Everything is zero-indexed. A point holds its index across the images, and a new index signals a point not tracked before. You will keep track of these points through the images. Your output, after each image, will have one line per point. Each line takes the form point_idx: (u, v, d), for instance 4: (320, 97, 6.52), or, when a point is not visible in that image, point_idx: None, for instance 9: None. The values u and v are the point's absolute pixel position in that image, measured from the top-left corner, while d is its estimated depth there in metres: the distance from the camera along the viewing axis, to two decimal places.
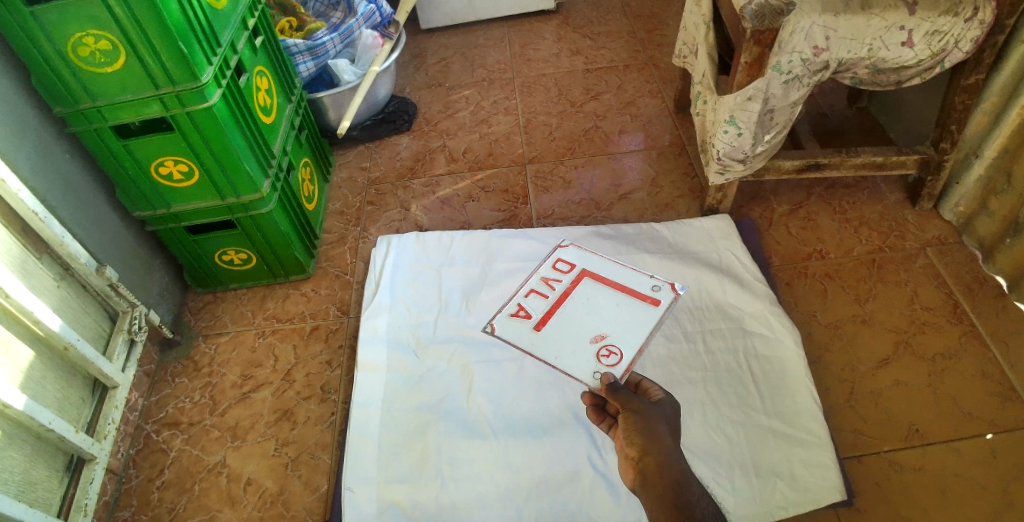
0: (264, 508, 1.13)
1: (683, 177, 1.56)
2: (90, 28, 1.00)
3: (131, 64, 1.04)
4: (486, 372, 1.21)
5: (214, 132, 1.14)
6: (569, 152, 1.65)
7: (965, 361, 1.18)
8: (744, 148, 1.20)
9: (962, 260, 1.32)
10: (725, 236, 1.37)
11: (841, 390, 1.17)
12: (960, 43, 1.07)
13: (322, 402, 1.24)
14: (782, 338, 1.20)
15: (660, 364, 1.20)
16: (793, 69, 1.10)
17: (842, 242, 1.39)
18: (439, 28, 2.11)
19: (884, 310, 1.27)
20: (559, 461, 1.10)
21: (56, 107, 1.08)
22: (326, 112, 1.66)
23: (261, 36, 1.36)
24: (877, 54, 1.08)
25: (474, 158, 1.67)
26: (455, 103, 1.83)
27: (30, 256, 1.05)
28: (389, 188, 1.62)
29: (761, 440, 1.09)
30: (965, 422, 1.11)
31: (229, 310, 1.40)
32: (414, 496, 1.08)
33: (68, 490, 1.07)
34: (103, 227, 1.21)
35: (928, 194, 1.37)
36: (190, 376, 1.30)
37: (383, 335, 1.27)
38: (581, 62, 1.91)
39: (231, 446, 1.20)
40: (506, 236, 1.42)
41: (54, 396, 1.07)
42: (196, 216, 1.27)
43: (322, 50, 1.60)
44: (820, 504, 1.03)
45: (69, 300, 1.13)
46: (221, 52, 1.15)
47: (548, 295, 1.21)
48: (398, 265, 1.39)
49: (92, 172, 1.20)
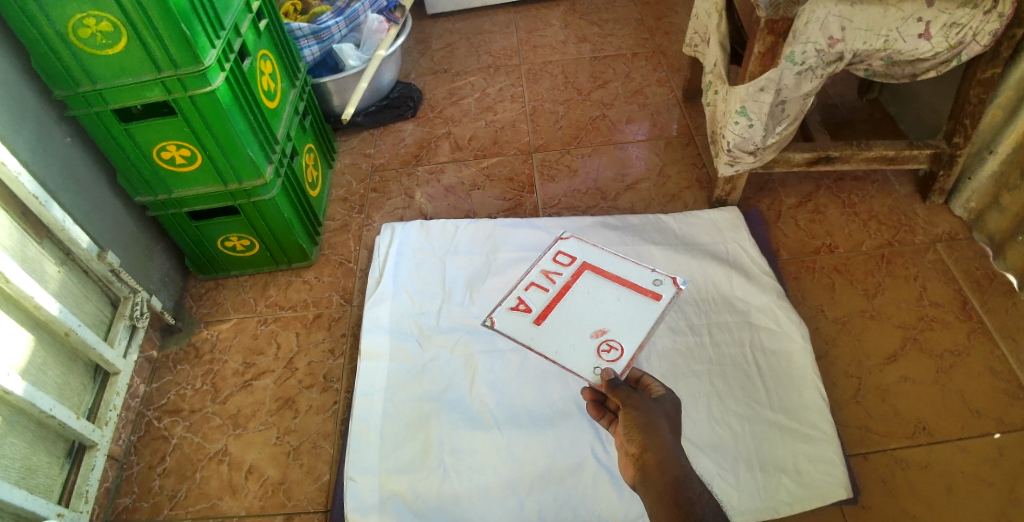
0: (264, 497, 1.12)
1: (690, 167, 1.54)
2: (90, 9, 0.98)
3: (132, 47, 1.02)
4: (489, 363, 1.20)
5: (215, 117, 1.12)
6: (575, 141, 1.63)
7: (974, 359, 1.17)
8: (755, 140, 1.18)
9: (973, 256, 1.30)
10: (733, 228, 1.35)
11: (848, 385, 1.16)
12: (978, 36, 1.05)
13: (324, 391, 1.23)
14: (790, 332, 1.19)
15: (665, 357, 1.18)
16: (807, 60, 1.07)
17: (851, 236, 1.37)
18: (444, 13, 2.08)
19: (891, 305, 1.26)
20: (562, 453, 1.09)
21: (56, 90, 1.06)
22: (330, 97, 1.64)
23: (264, 19, 1.34)
24: (893, 46, 1.06)
25: (479, 146, 1.65)
26: (459, 89, 1.81)
27: (29, 240, 1.04)
28: (393, 174, 1.60)
29: (766, 435, 1.09)
30: (974, 420, 1.11)
31: (230, 297, 1.38)
32: (416, 488, 1.07)
33: (68, 477, 1.06)
34: (103, 212, 1.19)
35: (939, 188, 1.36)
36: (191, 362, 1.29)
37: (387, 324, 1.26)
38: (588, 49, 1.89)
39: (231, 434, 1.19)
40: (511, 225, 1.40)
41: (54, 382, 1.06)
42: (197, 201, 1.25)
43: (327, 34, 1.58)
44: (825, 501, 1.02)
45: (70, 285, 1.11)
46: (224, 35, 1.13)
47: (548, 288, 1.26)
48: (401, 253, 1.37)
49: (93, 157, 1.19)
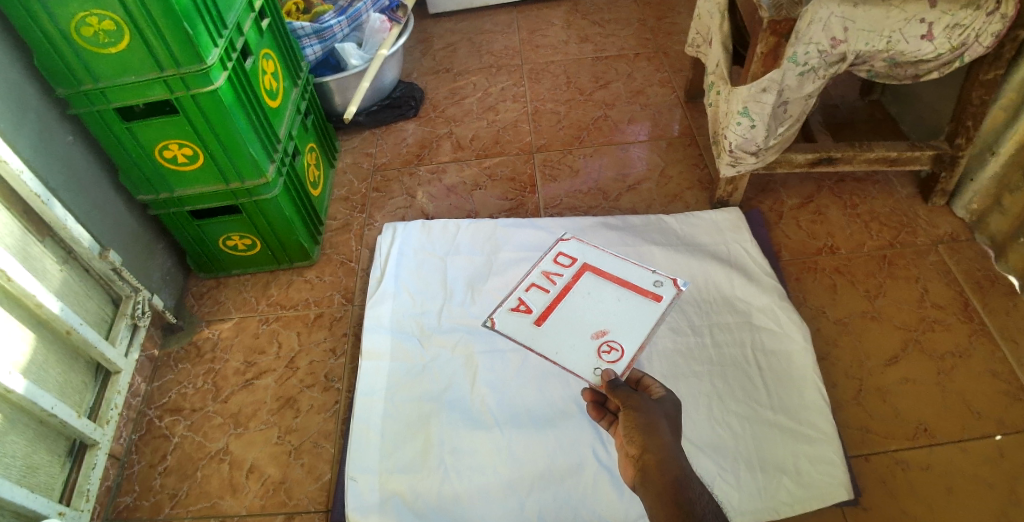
0: (265, 497, 1.12)
1: (691, 168, 1.54)
2: (93, 8, 0.98)
3: (134, 46, 1.02)
4: (490, 362, 1.20)
5: (218, 116, 1.12)
6: (577, 141, 1.63)
7: (975, 360, 1.17)
8: (757, 141, 1.18)
9: (974, 258, 1.30)
10: (735, 229, 1.35)
11: (849, 386, 1.16)
12: (980, 37, 1.05)
13: (325, 390, 1.23)
14: (791, 333, 1.19)
15: (666, 357, 1.18)
16: (809, 60, 1.07)
17: (852, 237, 1.37)
18: (446, 13, 2.08)
19: (892, 306, 1.26)
20: (563, 453, 1.09)
21: (58, 88, 1.06)
22: (331, 97, 1.63)
23: (266, 18, 1.34)
24: (896, 47, 1.06)
25: (480, 146, 1.65)
26: (461, 89, 1.81)
27: (31, 238, 1.04)
28: (394, 174, 1.60)
29: (767, 436, 1.09)
30: (975, 421, 1.11)
31: (231, 296, 1.38)
32: (416, 487, 1.07)
33: (69, 476, 1.06)
34: (104, 211, 1.19)
35: (940, 190, 1.36)
36: (192, 361, 1.29)
37: (387, 323, 1.26)
38: (589, 49, 1.89)
39: (232, 433, 1.19)
40: (513, 225, 1.40)
41: (55, 380, 1.06)
42: (199, 200, 1.25)
43: (329, 33, 1.58)
44: (825, 502, 1.02)
45: (71, 284, 1.11)
46: (227, 34, 1.13)
47: (549, 289, 1.25)
48: (402, 252, 1.37)
49: (95, 156, 1.19)
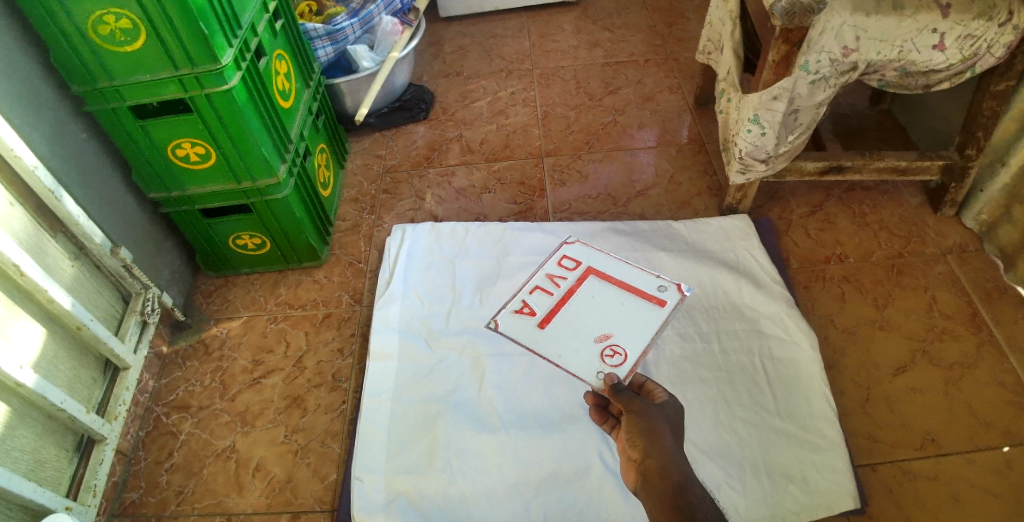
0: (270, 495, 1.12)
1: (701, 175, 1.54)
2: (109, 6, 0.99)
3: (150, 45, 1.03)
4: (497, 364, 1.20)
5: (230, 114, 1.13)
6: (586, 145, 1.64)
7: (983, 371, 1.17)
8: (767, 149, 1.19)
9: (983, 268, 1.30)
10: (744, 236, 1.35)
11: (856, 394, 1.16)
12: (992, 48, 1.06)
13: (332, 390, 1.23)
14: (798, 341, 1.19)
15: (673, 363, 1.18)
16: (820, 69, 1.08)
17: (860, 245, 1.37)
18: (457, 17, 2.09)
19: (901, 315, 1.25)
20: (569, 455, 1.09)
21: (74, 85, 1.07)
22: (342, 98, 1.64)
23: (280, 20, 1.35)
24: (908, 57, 1.07)
25: (490, 149, 1.65)
26: (471, 92, 1.82)
27: (43, 234, 1.05)
28: (404, 176, 1.61)
29: (773, 444, 1.08)
30: (981, 432, 1.10)
31: (240, 295, 1.39)
32: (422, 488, 1.08)
33: (77, 471, 1.07)
34: (115, 208, 1.20)
35: (949, 200, 1.36)
36: (200, 359, 1.29)
37: (395, 324, 1.27)
38: (600, 55, 1.89)
39: (240, 431, 1.20)
40: (522, 228, 1.41)
41: (65, 376, 1.07)
42: (210, 199, 1.26)
43: (341, 36, 1.59)
44: (831, 509, 1.02)
45: (82, 280, 1.12)
46: (241, 34, 1.14)
47: (553, 292, 1.23)
48: (411, 254, 1.38)
49: (107, 153, 1.19)
